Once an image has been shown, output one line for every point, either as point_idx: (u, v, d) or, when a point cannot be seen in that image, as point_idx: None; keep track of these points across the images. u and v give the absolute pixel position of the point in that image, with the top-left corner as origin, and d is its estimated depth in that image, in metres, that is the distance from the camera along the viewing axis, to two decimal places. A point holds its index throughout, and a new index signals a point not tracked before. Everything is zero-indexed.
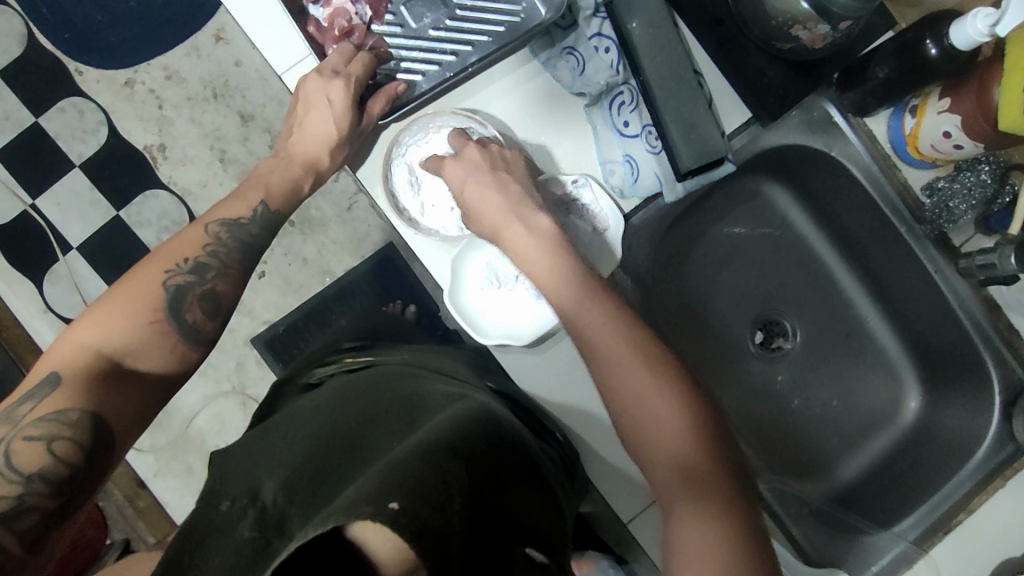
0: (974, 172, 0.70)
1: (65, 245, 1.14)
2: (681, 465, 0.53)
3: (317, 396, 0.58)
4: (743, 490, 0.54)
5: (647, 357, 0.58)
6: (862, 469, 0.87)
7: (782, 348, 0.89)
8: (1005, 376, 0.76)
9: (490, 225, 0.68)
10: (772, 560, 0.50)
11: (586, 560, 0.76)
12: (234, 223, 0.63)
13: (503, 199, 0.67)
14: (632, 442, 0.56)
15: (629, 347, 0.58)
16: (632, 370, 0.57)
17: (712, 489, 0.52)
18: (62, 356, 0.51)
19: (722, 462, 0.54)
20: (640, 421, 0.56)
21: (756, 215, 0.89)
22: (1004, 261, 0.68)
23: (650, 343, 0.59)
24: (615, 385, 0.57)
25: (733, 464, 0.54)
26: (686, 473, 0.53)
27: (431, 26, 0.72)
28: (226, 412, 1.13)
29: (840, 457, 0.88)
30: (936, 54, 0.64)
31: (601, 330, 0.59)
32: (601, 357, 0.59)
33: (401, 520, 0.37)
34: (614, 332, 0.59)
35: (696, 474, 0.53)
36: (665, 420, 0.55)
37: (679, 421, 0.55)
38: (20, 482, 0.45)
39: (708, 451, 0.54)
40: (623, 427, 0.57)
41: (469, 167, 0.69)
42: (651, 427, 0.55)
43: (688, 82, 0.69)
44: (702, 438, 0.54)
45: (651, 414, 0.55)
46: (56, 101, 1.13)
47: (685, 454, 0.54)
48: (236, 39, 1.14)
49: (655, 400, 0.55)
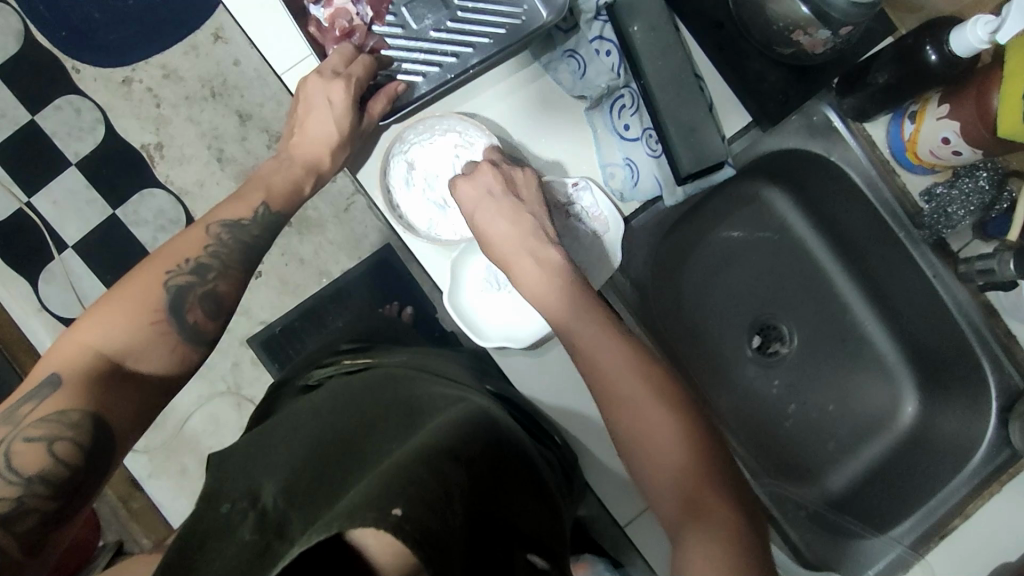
0: (971, 178, 0.71)
1: (61, 244, 1.13)
2: (683, 481, 0.54)
3: (315, 398, 0.58)
4: (744, 504, 0.54)
5: (650, 379, 0.59)
6: (854, 476, 0.87)
7: (778, 354, 0.89)
8: (1002, 382, 0.76)
9: (501, 246, 0.68)
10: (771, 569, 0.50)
11: (583, 562, 0.72)
12: (235, 224, 0.63)
13: (513, 237, 0.67)
14: (636, 458, 0.57)
15: (638, 374, 0.59)
16: (642, 397, 0.58)
17: (714, 505, 0.53)
18: (63, 357, 0.50)
19: (722, 475, 0.55)
20: (644, 441, 0.56)
21: (755, 219, 0.89)
22: (1004, 266, 0.70)
23: (658, 373, 0.60)
24: (626, 409, 0.58)
25: (729, 474, 0.55)
26: (686, 486, 0.54)
27: (431, 28, 0.72)
28: (222, 412, 1.12)
29: (834, 463, 0.88)
30: (936, 60, 0.64)
31: (609, 356, 0.60)
32: (603, 380, 0.60)
33: (404, 526, 0.37)
34: (626, 357, 0.60)
35: (699, 492, 0.54)
36: (666, 445, 0.56)
37: (681, 444, 0.55)
38: (20, 483, 0.45)
39: (706, 467, 0.55)
40: (627, 447, 0.58)
41: (480, 188, 0.68)
42: (655, 442, 0.56)
43: (688, 86, 0.70)
44: (699, 446, 0.56)
45: (656, 431, 0.56)
46: (52, 98, 1.13)
47: (684, 467, 0.55)
48: (235, 38, 1.14)
49: (659, 426, 0.56)
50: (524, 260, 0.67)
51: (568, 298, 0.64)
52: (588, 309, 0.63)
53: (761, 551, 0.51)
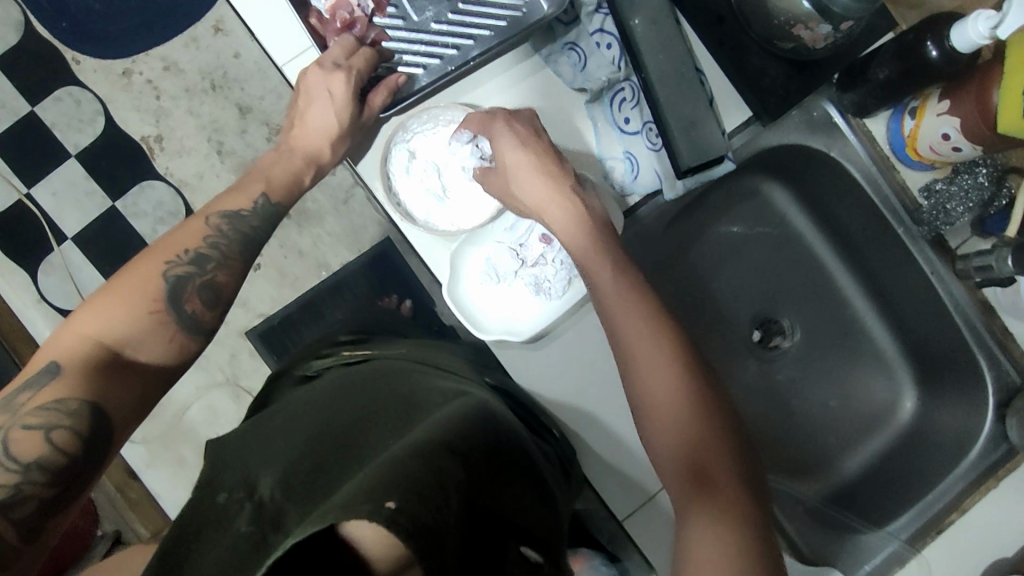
0: (971, 174, 0.72)
1: (60, 235, 1.13)
2: (694, 465, 0.55)
3: (315, 389, 0.58)
4: (758, 494, 0.55)
5: (676, 359, 0.59)
6: (862, 465, 0.88)
7: (780, 347, 0.90)
8: (999, 378, 0.76)
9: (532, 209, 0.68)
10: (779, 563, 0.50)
11: (579, 557, 0.69)
12: (235, 215, 0.63)
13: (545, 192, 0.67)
14: (654, 436, 0.58)
15: (665, 362, 0.58)
16: (663, 388, 0.58)
17: (726, 491, 0.53)
18: (63, 346, 0.50)
19: (737, 462, 0.55)
20: (662, 420, 0.57)
21: (754, 215, 0.89)
22: (1002, 262, 0.70)
23: (684, 364, 0.59)
24: (645, 386, 0.59)
25: (746, 463, 0.56)
26: (700, 469, 0.54)
27: (432, 20, 0.71)
28: (220, 403, 1.12)
29: (840, 454, 0.88)
30: (937, 56, 0.64)
31: (637, 333, 0.60)
32: (629, 358, 0.60)
33: (398, 520, 0.36)
34: (654, 347, 0.59)
35: (713, 473, 0.54)
36: (678, 438, 0.56)
37: (695, 426, 0.56)
38: (18, 470, 0.45)
39: (723, 454, 0.55)
40: (647, 425, 0.59)
41: (522, 132, 0.67)
42: (672, 423, 0.57)
43: (690, 80, 0.69)
44: (719, 430, 0.56)
45: (676, 411, 0.57)
46: (52, 89, 1.12)
47: (705, 448, 0.55)
48: (235, 31, 1.14)
49: (677, 418, 0.57)
50: (555, 217, 0.67)
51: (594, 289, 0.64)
52: (614, 279, 0.63)
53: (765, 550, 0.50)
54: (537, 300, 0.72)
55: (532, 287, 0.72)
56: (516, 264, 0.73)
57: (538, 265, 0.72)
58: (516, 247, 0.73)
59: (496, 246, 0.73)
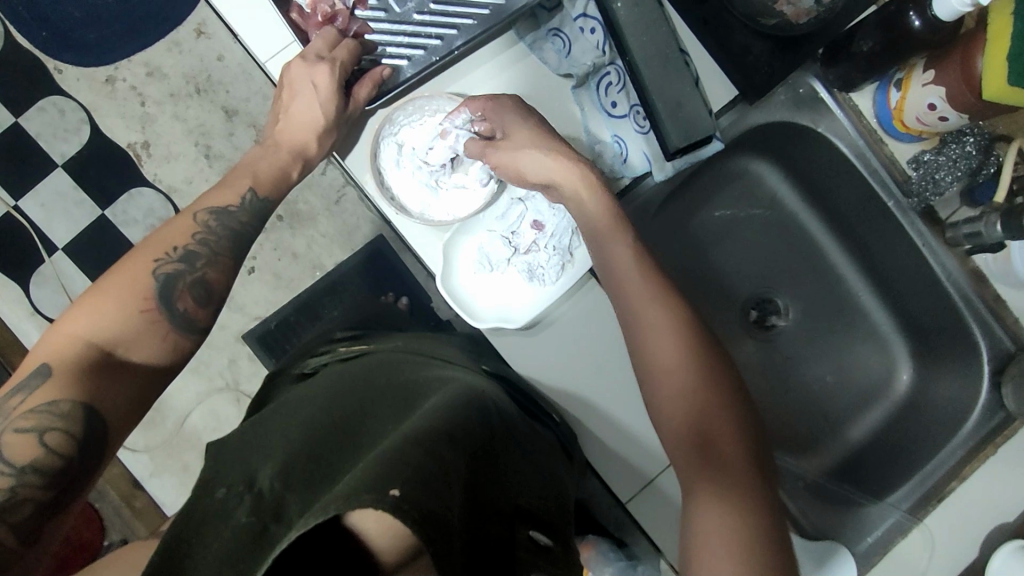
0: (959, 144, 0.72)
1: (51, 246, 1.13)
2: (701, 441, 0.55)
3: (312, 385, 0.58)
4: (764, 470, 0.55)
5: (686, 337, 0.59)
6: (877, 424, 0.88)
7: (776, 326, 0.90)
8: (994, 346, 0.77)
9: None
10: (783, 540, 0.51)
11: (587, 543, 0.76)
12: (222, 211, 0.63)
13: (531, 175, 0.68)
14: (661, 413, 0.58)
15: (676, 341, 0.58)
16: (674, 369, 0.58)
17: (734, 470, 0.54)
18: (53, 348, 0.50)
19: (744, 438, 0.56)
20: (670, 396, 0.57)
21: (746, 195, 0.89)
22: (990, 228, 0.70)
23: (695, 342, 0.59)
24: (654, 362, 0.59)
25: (752, 439, 0.56)
26: (708, 445, 0.55)
27: (414, 10, 0.69)
28: (220, 408, 1.12)
29: (848, 420, 0.89)
30: (920, 26, 0.64)
31: (648, 312, 0.60)
32: (638, 337, 0.60)
33: (403, 507, 0.36)
34: (666, 327, 0.59)
35: (720, 451, 0.54)
36: (688, 417, 0.56)
37: (701, 404, 0.56)
38: (12, 474, 0.45)
39: (733, 432, 0.56)
40: (654, 401, 0.59)
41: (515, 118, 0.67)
42: (678, 401, 0.57)
43: (675, 62, 0.67)
44: (726, 405, 0.57)
45: (683, 388, 0.57)
46: (34, 100, 1.12)
47: (709, 425, 0.56)
48: (217, 33, 1.13)
49: (687, 397, 0.57)
50: None
51: (604, 272, 0.64)
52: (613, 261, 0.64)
53: (776, 535, 0.51)
54: (532, 287, 0.72)
55: (525, 274, 0.72)
56: (508, 253, 0.73)
57: (530, 252, 0.72)
58: (507, 235, 0.73)
59: (489, 235, 0.73)
